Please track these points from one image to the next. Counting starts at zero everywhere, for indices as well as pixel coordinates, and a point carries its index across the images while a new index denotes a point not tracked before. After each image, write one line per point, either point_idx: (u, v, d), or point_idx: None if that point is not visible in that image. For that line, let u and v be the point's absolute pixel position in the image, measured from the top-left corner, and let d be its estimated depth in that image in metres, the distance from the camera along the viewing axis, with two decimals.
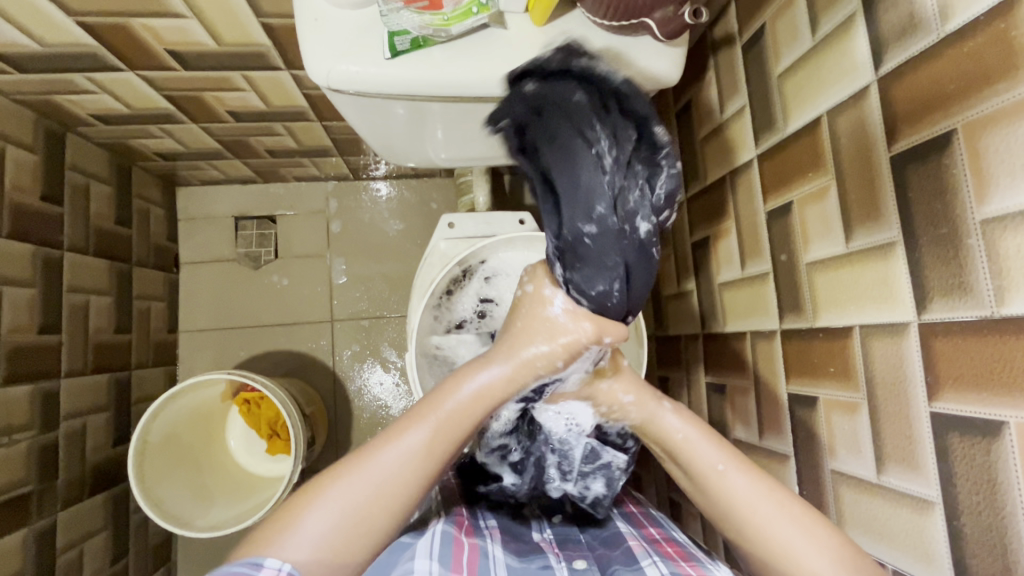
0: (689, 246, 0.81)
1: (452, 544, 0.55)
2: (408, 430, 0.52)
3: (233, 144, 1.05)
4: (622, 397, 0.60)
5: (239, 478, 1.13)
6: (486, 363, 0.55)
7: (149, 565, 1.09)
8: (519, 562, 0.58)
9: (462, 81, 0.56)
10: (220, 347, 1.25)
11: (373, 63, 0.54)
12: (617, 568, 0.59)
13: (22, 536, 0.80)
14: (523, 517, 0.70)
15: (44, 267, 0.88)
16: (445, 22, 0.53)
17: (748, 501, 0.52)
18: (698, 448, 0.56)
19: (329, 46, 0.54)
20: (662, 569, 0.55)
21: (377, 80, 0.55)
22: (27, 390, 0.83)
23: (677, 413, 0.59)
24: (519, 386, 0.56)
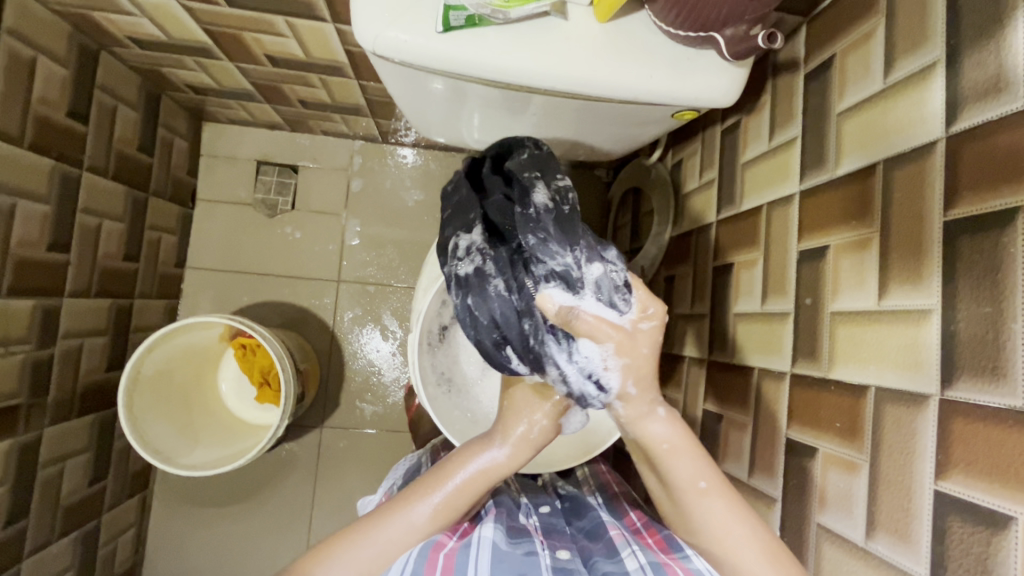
0: (710, 271, 0.81)
1: (429, 550, 0.56)
2: (414, 504, 0.60)
3: (267, 88, 1.03)
4: (629, 391, 0.58)
5: (231, 425, 1.15)
6: (489, 445, 0.64)
7: (126, 492, 1.10)
8: (507, 543, 0.60)
9: (511, 66, 0.52)
10: (225, 289, 1.25)
11: (424, 33, 0.51)
12: (598, 559, 0.60)
13: (7, 446, 0.81)
14: (513, 502, 0.72)
15: (60, 184, 0.87)
16: (505, 3, 0.50)
17: (720, 526, 0.56)
18: (682, 460, 0.58)
19: (380, 7, 0.51)
20: (640, 558, 0.56)
21: (423, 52, 0.52)
22: (29, 303, 0.83)
23: (670, 420, 0.60)
24: (513, 468, 0.64)
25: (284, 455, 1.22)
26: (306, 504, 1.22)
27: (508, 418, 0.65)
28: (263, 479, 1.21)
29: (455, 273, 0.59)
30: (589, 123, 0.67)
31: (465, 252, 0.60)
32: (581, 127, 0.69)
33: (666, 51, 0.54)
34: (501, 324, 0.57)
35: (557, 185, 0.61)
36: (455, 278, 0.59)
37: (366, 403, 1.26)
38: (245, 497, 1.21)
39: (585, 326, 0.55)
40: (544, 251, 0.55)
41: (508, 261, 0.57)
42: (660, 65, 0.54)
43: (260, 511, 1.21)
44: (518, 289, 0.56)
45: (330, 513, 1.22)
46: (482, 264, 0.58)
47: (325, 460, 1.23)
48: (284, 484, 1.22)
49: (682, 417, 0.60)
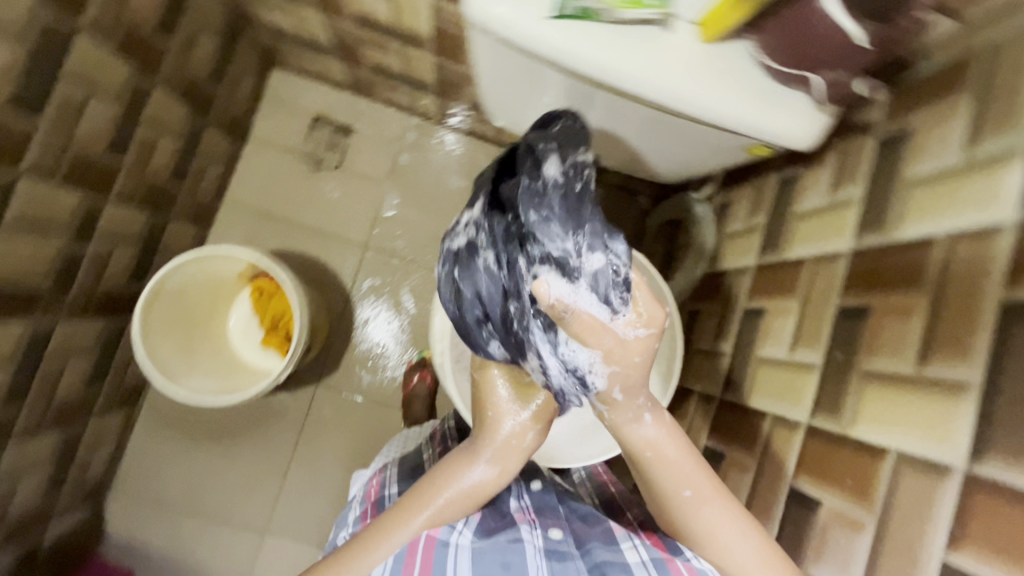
0: (741, 312, 0.82)
1: (408, 551, 0.60)
2: (408, 519, 0.63)
3: (346, 46, 1.05)
4: (615, 395, 0.61)
5: (229, 363, 1.16)
6: (475, 457, 0.69)
7: (115, 404, 1.10)
8: (485, 541, 0.63)
9: (608, 63, 0.52)
10: (256, 230, 1.26)
11: (530, 15, 0.51)
12: (595, 544, 0.65)
13: (19, 329, 0.80)
14: (504, 487, 0.75)
15: (133, 92, 0.88)
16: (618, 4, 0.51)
17: (712, 529, 0.59)
18: (666, 467, 0.62)
19: None
20: (641, 551, 0.61)
21: (526, 33, 0.51)
22: (75, 198, 0.83)
23: (657, 425, 0.63)
24: (499, 481, 0.70)
25: (275, 404, 1.23)
26: (285, 458, 1.22)
27: (495, 430, 0.71)
28: (249, 423, 1.22)
29: (452, 248, 0.69)
30: (659, 136, 0.68)
31: (466, 229, 0.68)
32: (649, 138, 0.69)
33: (760, 84, 0.54)
34: (487, 300, 0.66)
35: (576, 160, 0.62)
36: (453, 254, 0.68)
37: (365, 372, 1.26)
38: (231, 436, 1.21)
39: (568, 316, 0.56)
40: (541, 237, 0.59)
41: (507, 239, 0.62)
42: (752, 95, 0.54)
43: (240, 453, 1.21)
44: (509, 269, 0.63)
45: (306, 472, 1.22)
46: (477, 240, 0.65)
47: (312, 419, 1.23)
48: (268, 432, 1.22)
49: (671, 420, 0.63)
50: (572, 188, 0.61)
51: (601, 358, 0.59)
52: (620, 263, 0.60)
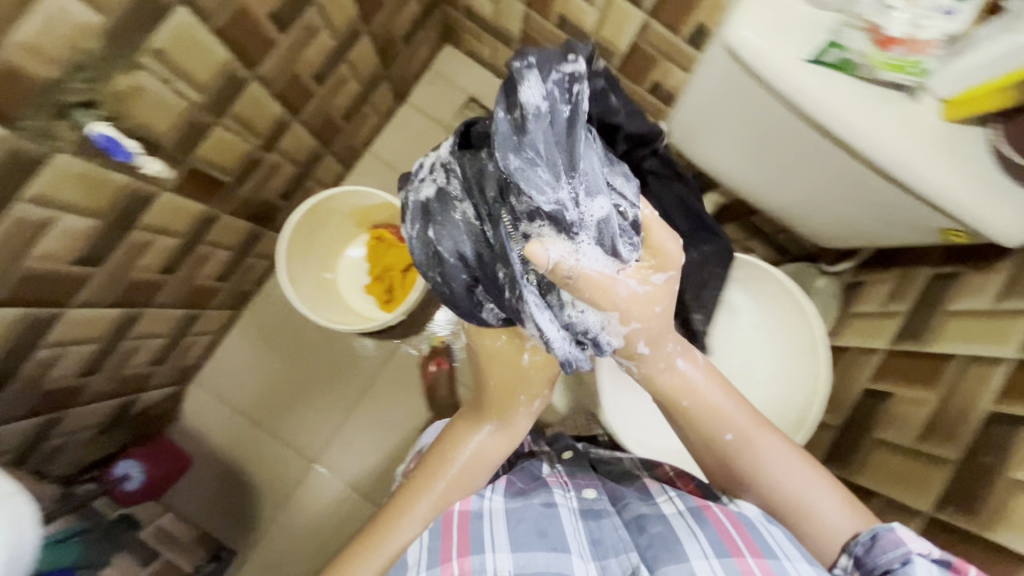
0: (861, 391, 0.82)
1: (444, 525, 0.64)
2: (431, 484, 0.75)
3: (534, 41, 1.11)
4: (642, 348, 0.67)
5: (334, 297, 1.25)
6: (478, 426, 0.79)
7: (227, 301, 1.19)
8: (517, 503, 0.67)
9: (848, 117, 0.54)
10: (388, 184, 1.35)
11: (789, 56, 0.54)
12: (631, 499, 0.70)
13: (199, 210, 0.88)
14: (535, 458, 0.79)
15: (351, 34, 0.96)
16: (882, 63, 0.52)
17: (766, 469, 0.68)
18: (706, 417, 0.70)
19: (762, 17, 0.54)
20: (679, 503, 0.65)
21: (780, 71, 0.54)
22: (279, 110, 0.90)
23: (688, 365, 0.70)
24: (502, 442, 0.79)
25: (358, 346, 1.29)
26: (351, 399, 1.28)
27: (498, 396, 0.79)
28: (332, 357, 1.29)
29: (422, 202, 0.65)
30: (811, 187, 0.69)
31: (431, 173, 0.66)
32: (775, 174, 0.72)
33: (988, 177, 0.54)
34: (478, 263, 0.64)
35: (570, 82, 0.55)
36: (423, 208, 0.65)
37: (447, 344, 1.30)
38: (312, 364, 1.29)
39: (574, 274, 0.57)
40: (532, 190, 0.54)
41: (496, 200, 0.61)
42: (980, 183, 0.54)
43: (314, 381, 1.28)
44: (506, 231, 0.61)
45: (366, 417, 1.27)
46: (449, 188, 0.64)
47: (386, 371, 1.29)
48: (345, 370, 1.29)
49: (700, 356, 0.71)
50: (562, 128, 0.55)
51: (615, 319, 0.63)
52: (623, 205, 0.61)
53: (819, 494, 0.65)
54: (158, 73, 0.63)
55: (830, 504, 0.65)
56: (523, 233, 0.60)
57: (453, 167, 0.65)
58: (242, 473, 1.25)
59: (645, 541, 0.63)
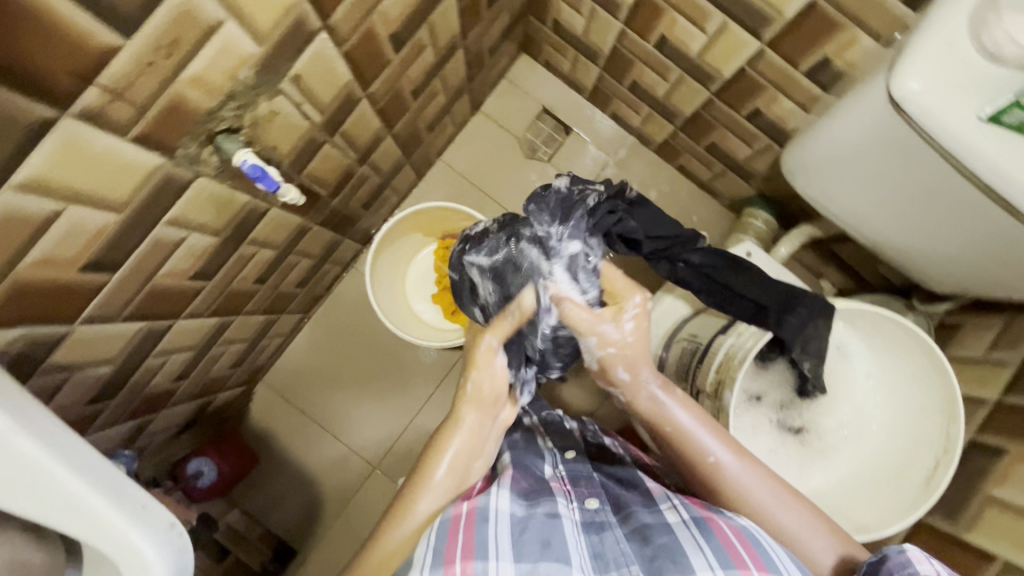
0: (965, 441, 0.79)
1: (450, 528, 0.59)
2: (415, 505, 0.66)
3: (623, 59, 1.09)
4: (620, 373, 0.77)
5: (403, 308, 1.26)
6: (455, 432, 0.72)
7: (302, 305, 1.20)
8: (525, 507, 0.63)
9: (1022, 181, 0.51)
10: (458, 193, 1.34)
11: (964, 115, 0.51)
12: (635, 508, 0.66)
13: (298, 222, 0.88)
14: (535, 451, 0.76)
15: (449, 49, 0.95)
16: None
17: (746, 489, 0.66)
18: (685, 442, 0.70)
19: (939, 72, 0.52)
20: (680, 513, 0.63)
21: (952, 128, 0.52)
22: (378, 126, 0.90)
23: (668, 398, 0.75)
24: (481, 420, 0.74)
25: (422, 355, 1.30)
26: (413, 409, 1.28)
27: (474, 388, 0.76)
28: (396, 365, 1.30)
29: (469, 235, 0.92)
30: (906, 207, 0.67)
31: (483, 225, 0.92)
32: (892, 207, 0.69)
33: None
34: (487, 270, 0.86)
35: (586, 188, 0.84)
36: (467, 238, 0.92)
37: None
38: (377, 370, 1.29)
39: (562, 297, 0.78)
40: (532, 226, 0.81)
41: (509, 231, 0.84)
42: None
43: (377, 388, 1.29)
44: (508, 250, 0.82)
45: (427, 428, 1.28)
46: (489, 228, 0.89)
47: (448, 382, 1.29)
48: (408, 377, 1.29)
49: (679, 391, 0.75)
50: (568, 203, 0.82)
51: (594, 343, 0.78)
52: (593, 250, 0.80)
53: (794, 514, 0.65)
54: (292, 98, 0.63)
55: (797, 518, 0.64)
56: (521, 251, 0.81)
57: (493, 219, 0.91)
58: (300, 472, 1.26)
59: (649, 553, 0.59)
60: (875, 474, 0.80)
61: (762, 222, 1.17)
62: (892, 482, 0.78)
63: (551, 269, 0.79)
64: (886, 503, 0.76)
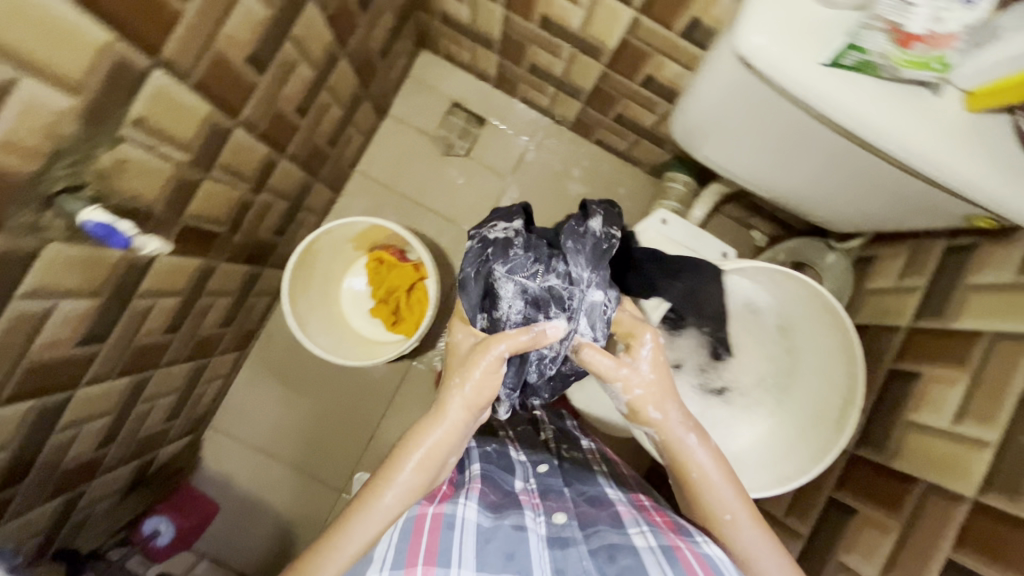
0: (886, 371, 0.82)
1: (413, 531, 0.59)
2: (380, 497, 0.64)
3: (515, 43, 1.07)
4: (650, 411, 0.70)
5: (343, 330, 1.22)
6: (432, 424, 0.68)
7: (235, 342, 1.16)
8: (489, 520, 0.63)
9: (869, 118, 0.52)
10: (380, 202, 1.31)
11: (806, 61, 0.51)
12: (603, 526, 0.66)
13: (197, 264, 0.85)
14: (508, 467, 0.77)
15: (328, 61, 0.91)
16: (905, 62, 0.49)
17: (749, 552, 0.66)
18: (707, 491, 0.68)
19: (776, 22, 0.51)
20: (649, 538, 0.62)
21: (796, 78, 0.52)
22: (264, 152, 0.86)
23: (699, 446, 0.69)
24: (465, 416, 0.69)
25: (370, 371, 1.28)
26: (370, 428, 1.26)
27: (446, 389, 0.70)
28: (344, 386, 1.27)
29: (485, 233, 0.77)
30: (799, 162, 0.68)
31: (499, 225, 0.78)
32: (790, 164, 0.69)
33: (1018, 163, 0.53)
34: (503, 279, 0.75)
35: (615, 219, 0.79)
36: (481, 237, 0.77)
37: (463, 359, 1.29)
38: (326, 394, 1.27)
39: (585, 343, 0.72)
40: (575, 259, 0.74)
41: (546, 253, 0.75)
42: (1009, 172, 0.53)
43: (329, 413, 1.26)
44: (545, 275, 0.73)
45: (387, 445, 1.26)
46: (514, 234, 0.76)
47: (401, 395, 1.27)
48: (358, 395, 1.27)
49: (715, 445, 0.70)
50: (605, 242, 0.76)
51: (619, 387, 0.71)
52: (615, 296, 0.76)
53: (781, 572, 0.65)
54: (138, 143, 0.59)
55: None
56: (556, 280, 0.74)
57: (511, 221, 0.78)
58: (265, 511, 1.23)
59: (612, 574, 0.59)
60: (797, 418, 0.81)
61: (681, 184, 1.17)
62: (811, 425, 0.79)
63: (573, 316, 0.73)
64: (806, 447, 0.77)
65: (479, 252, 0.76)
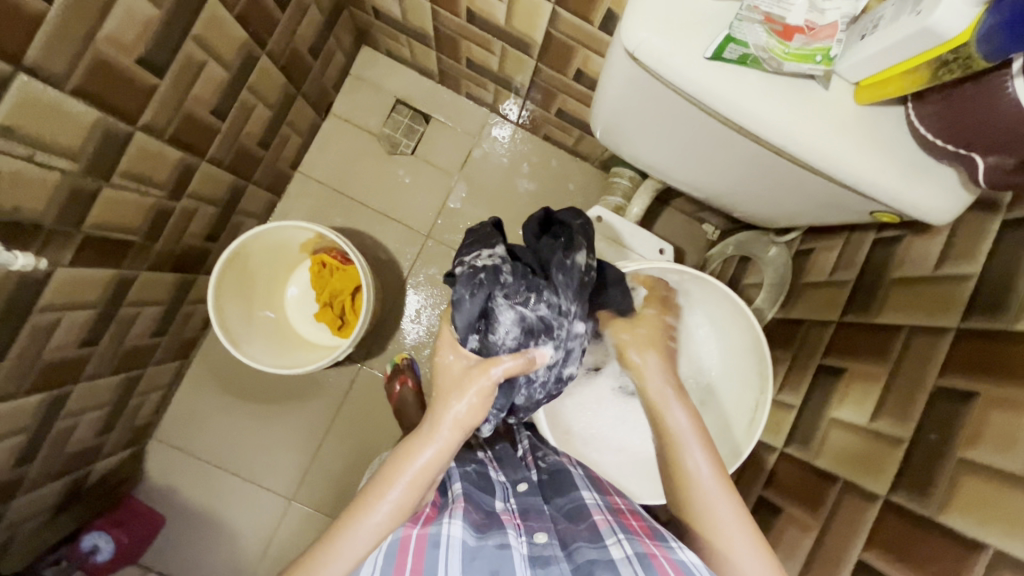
0: (815, 367, 0.81)
1: (398, 554, 0.57)
2: (367, 515, 0.61)
3: (448, 38, 1.04)
4: (642, 352, 0.76)
5: (286, 337, 1.19)
6: (426, 441, 0.65)
7: (173, 352, 1.13)
8: (473, 540, 0.58)
9: (759, 114, 0.51)
10: (324, 203, 1.28)
11: (691, 56, 0.50)
12: (580, 543, 0.60)
13: (110, 275, 0.82)
14: (489, 483, 0.70)
15: (245, 60, 0.87)
16: (785, 55, 0.49)
17: (726, 521, 0.62)
18: (694, 447, 0.67)
19: (657, 16, 0.50)
20: (626, 549, 0.57)
21: (681, 73, 0.50)
22: (178, 157, 0.83)
23: (691, 416, 0.69)
24: (461, 436, 0.66)
25: (317, 377, 1.25)
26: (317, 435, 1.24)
27: (446, 400, 0.67)
28: (290, 392, 1.25)
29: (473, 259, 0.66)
30: (720, 161, 0.65)
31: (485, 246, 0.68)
32: (714, 163, 0.67)
33: (905, 158, 0.53)
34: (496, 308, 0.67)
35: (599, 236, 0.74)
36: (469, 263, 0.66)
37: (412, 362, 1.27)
38: (271, 403, 1.24)
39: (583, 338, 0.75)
40: (571, 287, 0.69)
41: (540, 279, 0.68)
42: (897, 166, 0.53)
43: (274, 422, 1.24)
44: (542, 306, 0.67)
45: (336, 452, 1.24)
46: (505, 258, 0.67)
47: (349, 400, 1.25)
48: (303, 401, 1.25)
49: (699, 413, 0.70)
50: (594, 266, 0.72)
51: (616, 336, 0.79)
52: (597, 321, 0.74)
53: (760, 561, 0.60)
54: None
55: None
56: (553, 310, 0.68)
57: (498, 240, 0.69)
58: (214, 523, 1.21)
59: None
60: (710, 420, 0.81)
61: (627, 179, 1.11)
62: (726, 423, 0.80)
63: (563, 345, 0.70)
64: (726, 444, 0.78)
65: (471, 275, 0.65)
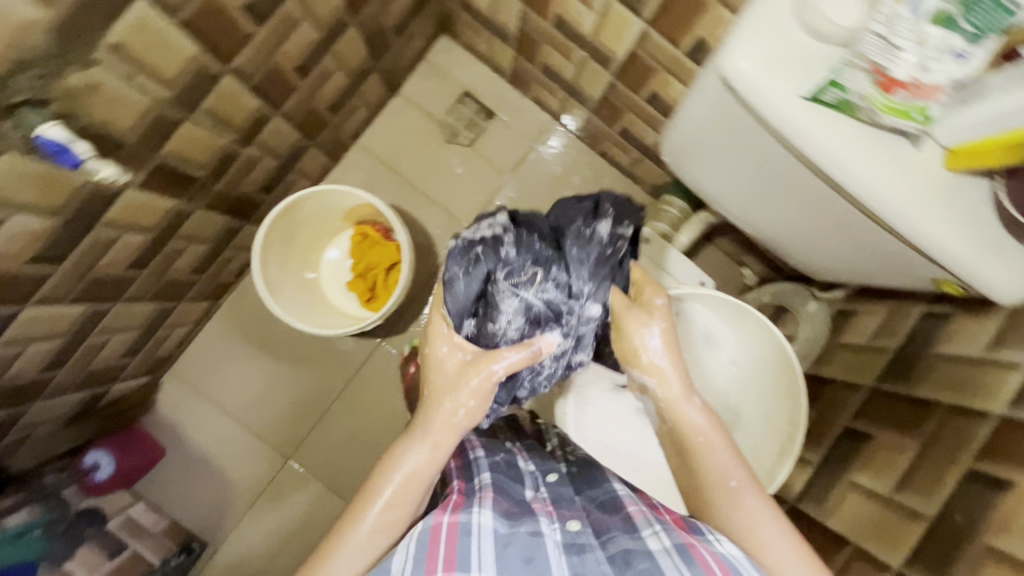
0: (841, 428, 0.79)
1: (428, 542, 0.53)
2: (356, 521, 0.60)
3: (529, 39, 1.06)
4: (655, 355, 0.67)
5: (317, 299, 1.21)
6: (415, 444, 0.64)
7: (206, 292, 1.16)
8: (506, 527, 0.55)
9: (844, 162, 0.51)
10: (376, 178, 1.30)
11: (787, 92, 0.51)
12: (616, 533, 0.58)
13: (170, 205, 0.84)
14: (518, 472, 0.67)
15: (336, 25, 0.90)
16: (884, 108, 0.49)
17: (748, 527, 0.59)
18: (714, 456, 0.63)
19: (763, 48, 0.51)
20: (665, 539, 0.54)
21: (775, 107, 0.51)
22: (256, 105, 0.86)
23: (705, 412, 0.66)
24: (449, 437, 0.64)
25: (336, 344, 1.27)
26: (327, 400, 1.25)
27: (432, 400, 0.66)
28: (308, 352, 1.27)
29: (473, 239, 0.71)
30: (790, 201, 0.64)
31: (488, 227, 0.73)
32: (783, 202, 0.66)
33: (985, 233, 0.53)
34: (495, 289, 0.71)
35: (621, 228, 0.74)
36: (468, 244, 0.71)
37: None
38: (287, 360, 1.26)
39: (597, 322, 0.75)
40: (574, 275, 0.71)
41: (539, 262, 0.71)
42: (975, 233, 0.52)
43: (287, 378, 1.26)
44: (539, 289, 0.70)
45: (341, 420, 1.25)
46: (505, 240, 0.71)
47: (363, 372, 1.26)
48: (320, 363, 1.26)
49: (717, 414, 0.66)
50: (609, 255, 0.73)
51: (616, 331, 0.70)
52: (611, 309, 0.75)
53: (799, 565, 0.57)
54: (114, 69, 0.59)
55: None
56: (551, 294, 0.71)
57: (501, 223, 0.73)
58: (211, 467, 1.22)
59: None
60: None
61: (677, 210, 1.10)
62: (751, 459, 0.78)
63: (569, 330, 0.72)
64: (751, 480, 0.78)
65: (466, 251, 0.71)
